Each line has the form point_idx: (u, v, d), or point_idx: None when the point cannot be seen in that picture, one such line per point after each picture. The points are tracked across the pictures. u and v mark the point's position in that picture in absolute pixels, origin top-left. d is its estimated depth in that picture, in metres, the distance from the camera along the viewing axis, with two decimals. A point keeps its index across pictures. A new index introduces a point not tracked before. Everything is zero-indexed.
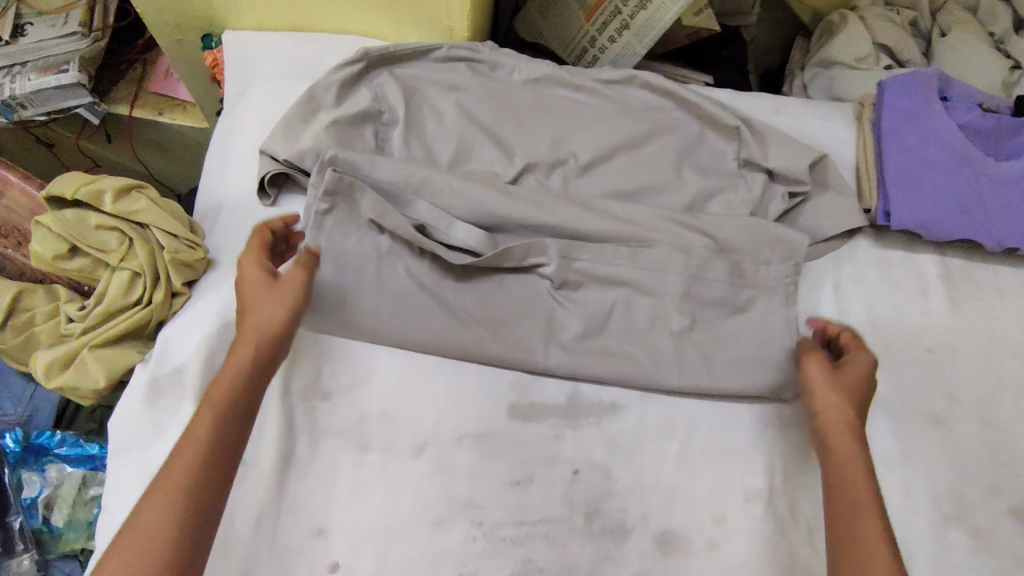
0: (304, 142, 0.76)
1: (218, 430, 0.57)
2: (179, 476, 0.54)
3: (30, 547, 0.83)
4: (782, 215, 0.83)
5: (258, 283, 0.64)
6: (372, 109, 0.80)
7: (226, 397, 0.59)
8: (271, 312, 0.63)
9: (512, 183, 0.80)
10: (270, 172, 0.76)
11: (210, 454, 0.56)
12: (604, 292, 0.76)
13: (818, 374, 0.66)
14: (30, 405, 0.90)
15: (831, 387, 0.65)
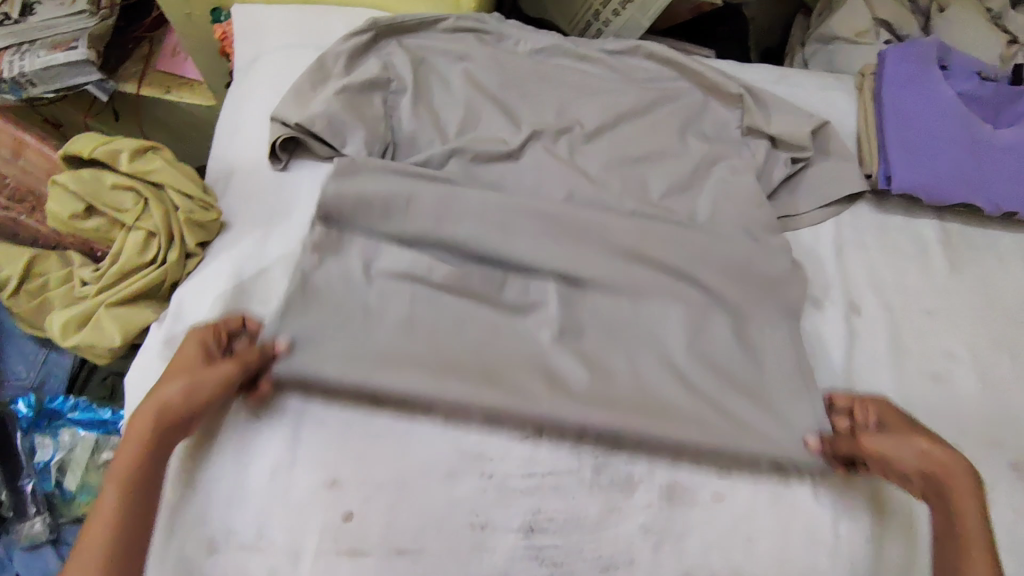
0: (314, 107, 0.77)
1: (125, 506, 0.56)
2: (82, 552, 0.54)
3: (43, 511, 0.83)
4: (784, 181, 0.84)
5: (189, 363, 0.62)
6: (380, 77, 0.81)
7: (129, 474, 0.57)
8: (184, 388, 0.59)
9: (519, 149, 0.81)
10: (280, 136, 0.77)
11: (112, 533, 0.55)
12: (612, 253, 0.76)
13: (886, 441, 0.64)
14: (42, 370, 0.91)
15: (908, 446, 0.63)
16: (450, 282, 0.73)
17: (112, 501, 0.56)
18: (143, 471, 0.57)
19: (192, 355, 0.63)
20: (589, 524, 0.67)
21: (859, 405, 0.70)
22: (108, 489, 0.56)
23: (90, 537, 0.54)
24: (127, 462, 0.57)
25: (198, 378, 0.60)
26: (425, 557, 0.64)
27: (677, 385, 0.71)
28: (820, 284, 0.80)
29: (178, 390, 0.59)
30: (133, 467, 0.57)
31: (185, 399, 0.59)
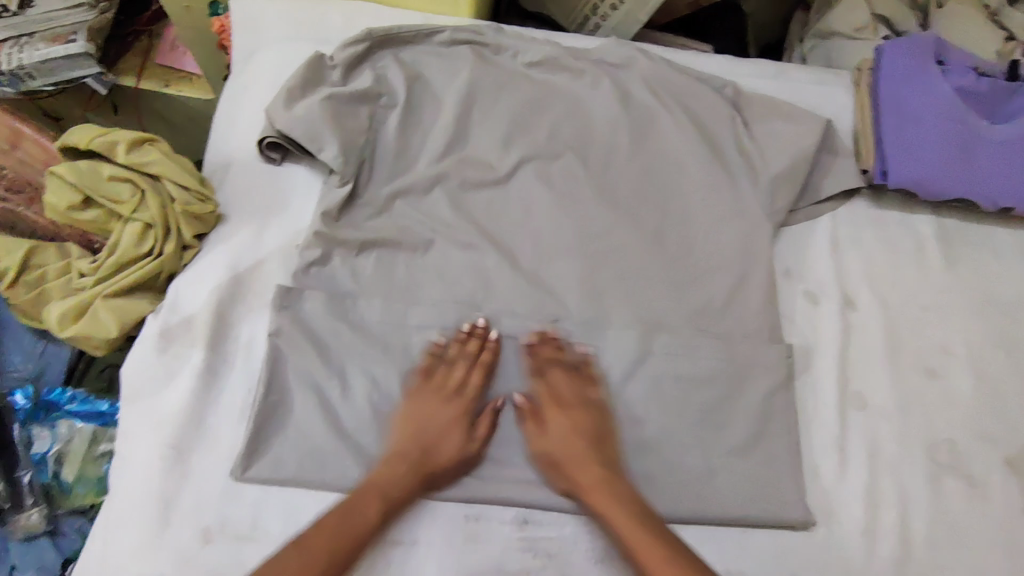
0: (297, 111, 0.75)
1: (380, 513, 0.62)
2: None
3: (40, 503, 0.84)
4: (787, 213, 0.82)
5: (443, 425, 0.67)
6: (371, 90, 0.79)
7: (336, 561, 0.59)
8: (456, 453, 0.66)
9: (515, 143, 0.81)
10: (268, 137, 0.76)
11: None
12: (606, 249, 0.77)
13: (575, 412, 0.68)
14: (40, 362, 0.92)
15: (573, 430, 0.67)
16: (444, 276, 0.74)
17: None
18: (403, 489, 0.63)
19: (449, 417, 0.67)
20: (582, 517, 0.67)
21: (568, 385, 0.70)
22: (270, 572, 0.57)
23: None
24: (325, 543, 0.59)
25: (447, 437, 0.66)
26: (419, 547, 0.64)
27: (669, 385, 0.72)
28: (816, 279, 0.80)
29: (417, 471, 0.64)
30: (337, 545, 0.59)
31: (445, 462, 0.65)
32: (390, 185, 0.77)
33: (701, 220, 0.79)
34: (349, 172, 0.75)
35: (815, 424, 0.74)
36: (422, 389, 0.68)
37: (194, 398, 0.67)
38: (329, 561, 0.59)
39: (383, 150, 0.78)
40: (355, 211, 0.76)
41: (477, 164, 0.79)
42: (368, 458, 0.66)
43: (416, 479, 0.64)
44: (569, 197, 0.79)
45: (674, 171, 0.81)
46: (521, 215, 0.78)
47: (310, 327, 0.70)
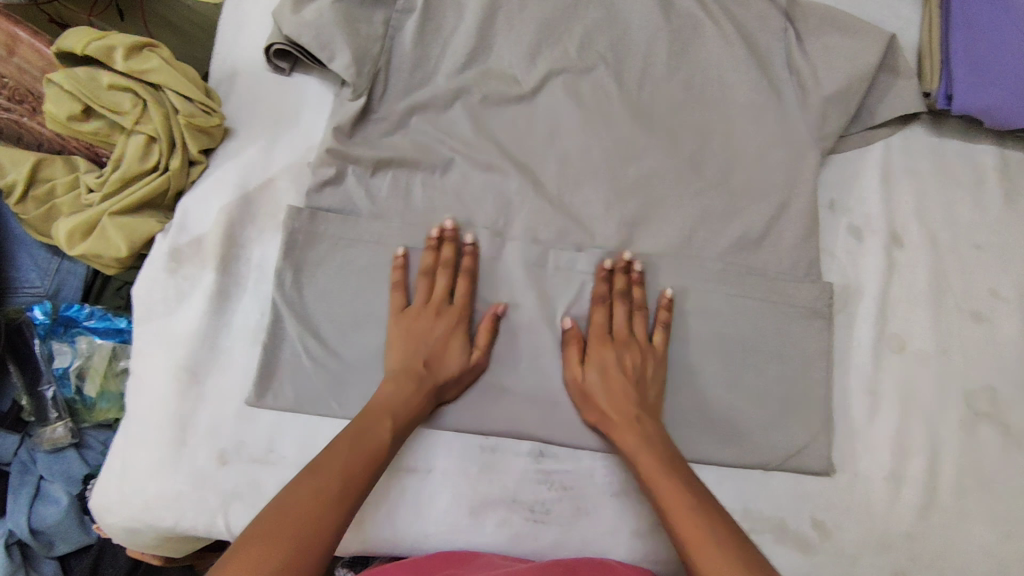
0: (306, 15, 0.69)
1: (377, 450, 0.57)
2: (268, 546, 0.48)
3: (64, 416, 0.86)
4: (839, 140, 0.75)
5: (430, 337, 0.64)
6: None
7: (369, 465, 0.56)
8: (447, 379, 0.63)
9: (543, 57, 0.74)
10: (275, 45, 0.70)
11: (333, 499, 0.52)
12: (635, 176, 0.72)
13: (607, 356, 0.65)
14: (56, 279, 0.89)
15: (608, 375, 0.64)
16: (463, 201, 0.71)
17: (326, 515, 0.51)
18: (401, 417, 0.60)
19: (442, 329, 0.64)
20: (599, 452, 0.66)
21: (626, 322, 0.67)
22: (308, 483, 0.53)
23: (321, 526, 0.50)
24: (342, 460, 0.55)
25: (448, 348, 0.64)
26: (435, 476, 0.64)
27: (697, 322, 0.69)
28: (862, 214, 0.74)
29: (428, 396, 0.62)
30: (361, 459, 0.56)
31: (451, 374, 0.63)
32: (406, 100, 0.72)
33: (742, 145, 0.73)
34: (363, 85, 0.69)
35: (848, 366, 0.70)
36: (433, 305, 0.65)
37: (206, 320, 0.66)
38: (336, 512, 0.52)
39: (400, 61, 0.72)
40: (369, 127, 0.71)
41: (501, 80, 0.73)
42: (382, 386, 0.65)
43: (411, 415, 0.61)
44: (600, 118, 0.73)
45: (715, 91, 0.75)
46: (547, 136, 0.73)
47: (322, 253, 0.67)
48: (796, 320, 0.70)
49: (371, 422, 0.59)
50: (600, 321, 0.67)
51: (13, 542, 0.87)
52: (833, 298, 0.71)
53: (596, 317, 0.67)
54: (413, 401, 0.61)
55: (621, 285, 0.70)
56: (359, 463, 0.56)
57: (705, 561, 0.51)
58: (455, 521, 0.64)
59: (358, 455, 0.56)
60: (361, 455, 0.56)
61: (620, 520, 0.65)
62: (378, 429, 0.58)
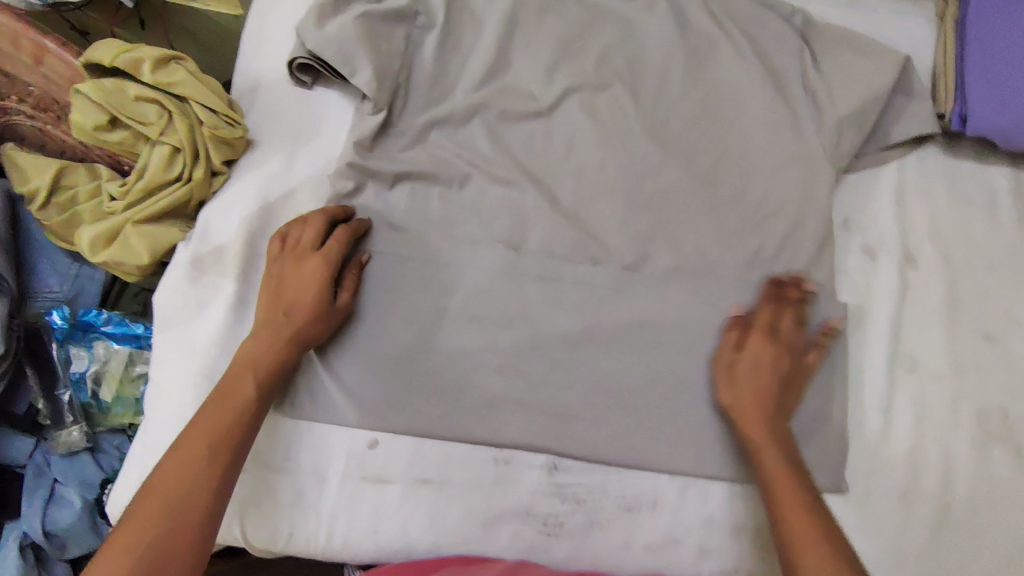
0: (329, 30, 0.70)
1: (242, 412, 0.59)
2: (146, 519, 0.52)
3: (79, 421, 0.88)
4: (854, 159, 0.76)
5: (294, 285, 0.63)
6: (407, 9, 0.74)
7: (233, 428, 0.58)
8: (308, 331, 0.63)
9: (561, 74, 0.75)
10: (298, 58, 0.71)
11: (199, 469, 0.55)
12: (652, 192, 0.73)
13: (765, 351, 0.65)
14: (75, 284, 0.90)
15: (761, 371, 0.65)
16: (481, 215, 0.71)
17: (187, 481, 0.55)
18: (267, 376, 0.61)
19: (302, 275, 0.64)
20: (612, 466, 0.67)
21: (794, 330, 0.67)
22: (179, 453, 0.56)
23: (186, 497, 0.54)
24: (206, 424, 0.58)
25: (303, 291, 0.63)
26: (450, 487, 0.65)
27: (710, 338, 0.69)
28: (876, 233, 0.75)
29: (292, 343, 0.62)
30: (222, 421, 0.58)
31: (303, 319, 0.62)
32: (426, 114, 0.73)
33: (756, 163, 0.74)
34: (384, 99, 0.71)
35: (861, 384, 0.71)
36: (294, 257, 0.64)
37: (225, 329, 0.67)
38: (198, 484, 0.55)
39: (420, 76, 0.73)
40: (388, 140, 0.72)
41: (520, 96, 0.74)
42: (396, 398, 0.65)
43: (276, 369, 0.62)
44: (616, 134, 0.74)
45: (731, 109, 0.75)
46: (565, 152, 0.74)
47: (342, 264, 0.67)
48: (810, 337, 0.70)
49: (237, 385, 0.60)
50: (766, 317, 0.67)
51: (27, 545, 0.88)
52: (847, 316, 0.71)
53: (762, 313, 0.68)
54: (270, 355, 0.61)
55: (635, 300, 0.70)
56: (221, 428, 0.58)
57: (809, 558, 0.54)
58: (468, 533, 0.64)
59: (220, 421, 0.58)
60: (226, 420, 0.58)
61: (633, 534, 0.65)
62: (242, 391, 0.60)
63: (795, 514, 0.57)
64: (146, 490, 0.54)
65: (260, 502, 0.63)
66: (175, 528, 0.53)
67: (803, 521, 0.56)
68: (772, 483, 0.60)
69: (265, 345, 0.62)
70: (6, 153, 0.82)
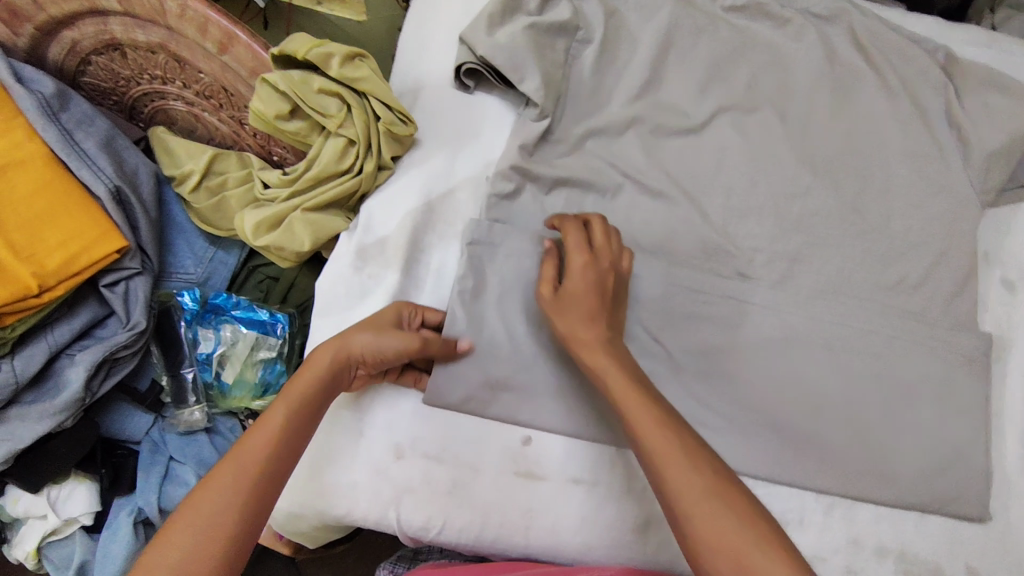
0: (501, 38, 0.73)
1: (283, 430, 0.53)
2: (167, 546, 0.46)
3: (201, 400, 0.90)
4: (998, 194, 0.76)
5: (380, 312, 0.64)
6: (570, 23, 0.76)
7: (272, 445, 0.52)
8: (352, 341, 0.59)
9: (711, 95, 0.78)
10: (467, 63, 0.74)
11: (243, 492, 0.49)
12: (800, 215, 0.74)
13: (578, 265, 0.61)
14: (209, 267, 0.92)
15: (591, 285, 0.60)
16: (633, 226, 0.73)
17: (210, 513, 0.47)
18: (309, 399, 0.56)
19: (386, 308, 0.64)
20: (759, 480, 0.68)
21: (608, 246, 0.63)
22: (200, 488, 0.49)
23: (205, 533, 0.46)
24: (232, 455, 0.51)
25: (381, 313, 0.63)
26: (601, 489, 0.65)
27: (855, 360, 0.71)
28: (1017, 267, 0.76)
29: (340, 359, 0.59)
30: (253, 451, 0.51)
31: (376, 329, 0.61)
32: (582, 124, 0.75)
33: (900, 192, 0.75)
34: (549, 106, 0.73)
35: (999, 416, 0.72)
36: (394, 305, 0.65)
37: None
38: (239, 510, 0.48)
39: (578, 88, 0.76)
40: (547, 147, 0.74)
41: (671, 113, 0.77)
42: (555, 398, 0.66)
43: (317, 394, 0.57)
44: (764, 155, 0.76)
45: (874, 138, 0.77)
46: (714, 170, 0.76)
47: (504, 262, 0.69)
48: (954, 366, 0.71)
49: (280, 407, 0.55)
50: (579, 238, 0.62)
51: (139, 521, 0.89)
52: (991, 347, 0.72)
53: (572, 237, 0.62)
54: (311, 381, 0.57)
55: (783, 318, 0.71)
56: (260, 447, 0.52)
57: (673, 473, 0.50)
58: (620, 537, 0.64)
59: (259, 439, 0.52)
60: (264, 438, 0.52)
61: None
62: (280, 411, 0.54)
63: (649, 432, 0.52)
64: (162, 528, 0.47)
65: (415, 490, 0.64)
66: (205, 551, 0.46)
67: (665, 443, 0.51)
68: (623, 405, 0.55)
69: (309, 371, 0.58)
70: (158, 136, 0.86)
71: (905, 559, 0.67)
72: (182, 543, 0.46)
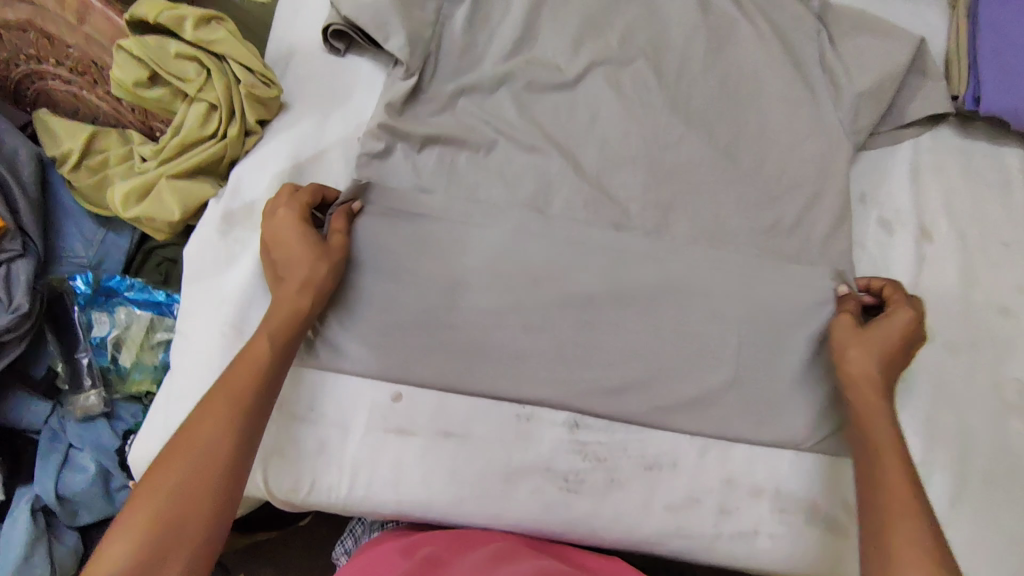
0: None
1: (266, 367, 0.58)
2: (167, 474, 0.52)
3: (97, 384, 0.88)
4: (869, 137, 0.78)
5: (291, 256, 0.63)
6: None
7: (252, 383, 0.57)
8: (312, 271, 0.62)
9: (586, 49, 0.77)
10: (333, 25, 0.73)
11: (226, 425, 0.55)
12: (675, 164, 0.75)
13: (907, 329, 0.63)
14: (100, 250, 0.92)
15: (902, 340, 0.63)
16: (506, 180, 0.73)
17: (209, 434, 0.54)
18: (286, 334, 0.60)
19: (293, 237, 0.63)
20: (634, 425, 0.68)
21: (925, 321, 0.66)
22: (200, 409, 0.55)
23: (206, 456, 0.53)
24: (227, 382, 0.57)
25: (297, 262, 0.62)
26: (472, 441, 0.66)
27: (734, 304, 0.70)
28: (892, 207, 0.77)
29: (304, 293, 0.62)
30: (241, 381, 0.57)
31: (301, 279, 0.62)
32: (455, 82, 0.75)
33: (776, 139, 0.76)
34: (416, 65, 0.73)
35: None
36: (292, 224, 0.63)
37: (253, 281, 0.67)
38: (228, 444, 0.54)
39: (449, 47, 0.75)
40: (418, 106, 0.74)
41: (545, 69, 0.76)
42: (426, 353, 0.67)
43: (293, 325, 0.61)
44: (640, 106, 0.76)
45: (748, 86, 0.77)
46: (589, 123, 0.75)
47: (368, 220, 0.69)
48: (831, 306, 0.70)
49: (253, 344, 0.59)
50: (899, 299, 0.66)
51: (38, 509, 0.87)
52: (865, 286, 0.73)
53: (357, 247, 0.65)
54: (284, 309, 0.61)
55: (658, 264, 0.71)
56: (242, 383, 0.57)
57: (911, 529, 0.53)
58: (489, 486, 0.65)
59: (241, 376, 0.57)
60: (244, 375, 0.57)
61: (654, 492, 0.66)
62: (258, 348, 0.59)
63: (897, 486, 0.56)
64: (169, 447, 0.54)
65: (283, 451, 0.64)
66: (202, 481, 0.52)
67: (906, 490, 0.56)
68: (880, 454, 0.59)
69: (282, 304, 0.61)
70: (41, 117, 0.84)
71: (781, 497, 0.67)
72: (179, 474, 0.52)
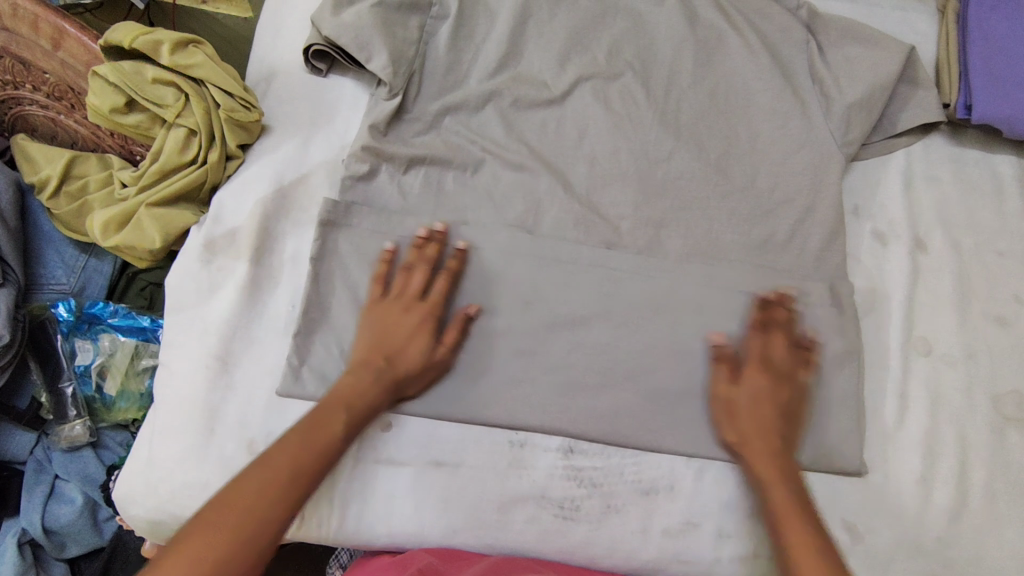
0: (346, 18, 0.71)
1: (333, 445, 0.57)
2: (211, 539, 0.49)
3: (82, 414, 0.86)
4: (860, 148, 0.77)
5: (398, 334, 0.62)
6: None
7: (318, 459, 0.56)
8: (404, 350, 0.62)
9: (573, 64, 0.76)
10: (314, 45, 0.72)
11: (281, 499, 0.53)
12: (665, 180, 0.73)
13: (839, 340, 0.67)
14: (82, 277, 0.90)
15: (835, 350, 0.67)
16: (494, 199, 0.71)
17: (265, 506, 0.52)
18: (363, 411, 0.59)
19: (411, 325, 0.63)
20: (630, 448, 0.67)
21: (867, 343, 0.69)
22: (261, 472, 0.53)
23: (258, 524, 0.51)
24: (294, 452, 0.55)
25: (412, 342, 0.62)
26: (464, 470, 0.64)
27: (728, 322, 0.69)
28: (886, 218, 0.76)
29: (379, 379, 0.61)
30: (308, 454, 0.55)
31: (412, 363, 0.62)
32: (440, 100, 0.73)
33: (767, 151, 0.75)
34: (399, 85, 0.71)
35: (875, 368, 0.71)
36: (403, 312, 0.63)
37: (240, 312, 0.66)
38: (276, 520, 0.52)
39: (433, 65, 0.74)
40: (402, 126, 0.72)
41: (532, 85, 0.75)
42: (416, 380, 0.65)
43: (370, 403, 0.60)
44: (629, 122, 0.75)
45: (738, 99, 0.76)
46: (578, 140, 0.74)
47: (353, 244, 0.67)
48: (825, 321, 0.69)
49: (328, 417, 0.58)
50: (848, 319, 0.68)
51: (25, 543, 0.85)
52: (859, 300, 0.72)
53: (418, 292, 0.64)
54: (355, 386, 0.60)
55: (650, 283, 0.70)
56: (309, 456, 0.55)
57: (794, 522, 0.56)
58: (483, 516, 0.64)
59: (311, 449, 0.56)
60: (315, 450, 0.56)
61: (651, 517, 0.65)
62: (334, 423, 0.58)
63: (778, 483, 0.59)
64: (216, 508, 0.51)
65: None
66: (245, 556, 0.50)
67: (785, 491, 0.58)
68: (771, 457, 0.61)
69: (362, 380, 0.60)
70: (18, 143, 0.82)
71: None
72: (226, 544, 0.49)
